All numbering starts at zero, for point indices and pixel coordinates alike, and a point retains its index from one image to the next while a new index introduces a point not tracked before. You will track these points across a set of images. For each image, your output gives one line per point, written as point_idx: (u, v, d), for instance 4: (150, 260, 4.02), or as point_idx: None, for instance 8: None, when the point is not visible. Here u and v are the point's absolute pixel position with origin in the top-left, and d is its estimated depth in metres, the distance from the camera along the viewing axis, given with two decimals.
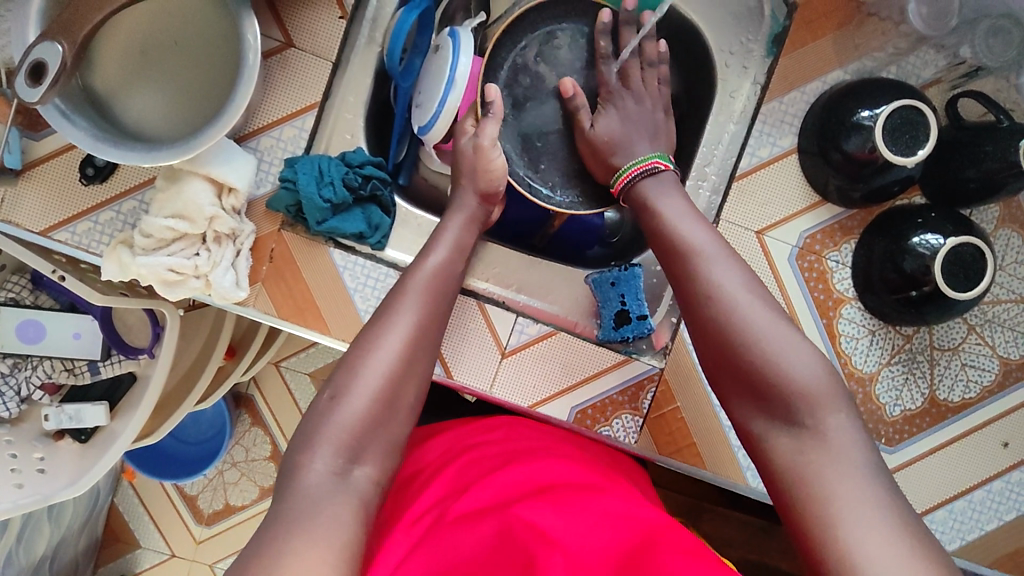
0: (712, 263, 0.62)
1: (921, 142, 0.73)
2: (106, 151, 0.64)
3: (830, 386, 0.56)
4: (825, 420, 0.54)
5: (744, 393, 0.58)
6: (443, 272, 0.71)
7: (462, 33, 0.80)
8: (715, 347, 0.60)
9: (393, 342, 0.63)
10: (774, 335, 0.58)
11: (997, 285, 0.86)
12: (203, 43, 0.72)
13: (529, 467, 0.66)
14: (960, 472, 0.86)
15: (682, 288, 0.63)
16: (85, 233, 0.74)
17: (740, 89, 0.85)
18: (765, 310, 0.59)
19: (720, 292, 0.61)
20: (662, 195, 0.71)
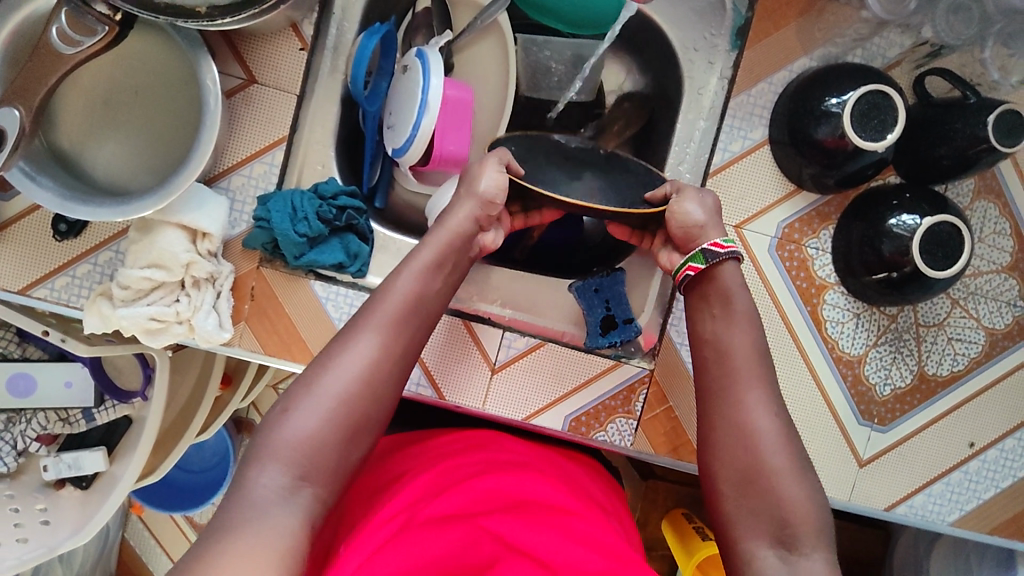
0: (756, 388, 0.64)
1: (889, 127, 0.74)
2: (74, 210, 0.63)
3: (823, 529, 0.58)
4: (812, 553, 0.56)
5: (748, 508, 0.59)
6: (418, 296, 0.67)
7: (430, 53, 0.79)
8: (739, 464, 0.61)
9: (358, 357, 0.61)
10: (792, 473, 0.60)
11: (978, 257, 0.86)
12: (164, 88, 0.71)
13: (507, 477, 0.66)
14: (954, 444, 0.88)
15: (721, 403, 0.65)
16: (64, 287, 0.74)
17: (707, 84, 0.84)
18: (790, 448, 0.61)
19: (760, 416, 0.62)
20: (733, 296, 0.70)
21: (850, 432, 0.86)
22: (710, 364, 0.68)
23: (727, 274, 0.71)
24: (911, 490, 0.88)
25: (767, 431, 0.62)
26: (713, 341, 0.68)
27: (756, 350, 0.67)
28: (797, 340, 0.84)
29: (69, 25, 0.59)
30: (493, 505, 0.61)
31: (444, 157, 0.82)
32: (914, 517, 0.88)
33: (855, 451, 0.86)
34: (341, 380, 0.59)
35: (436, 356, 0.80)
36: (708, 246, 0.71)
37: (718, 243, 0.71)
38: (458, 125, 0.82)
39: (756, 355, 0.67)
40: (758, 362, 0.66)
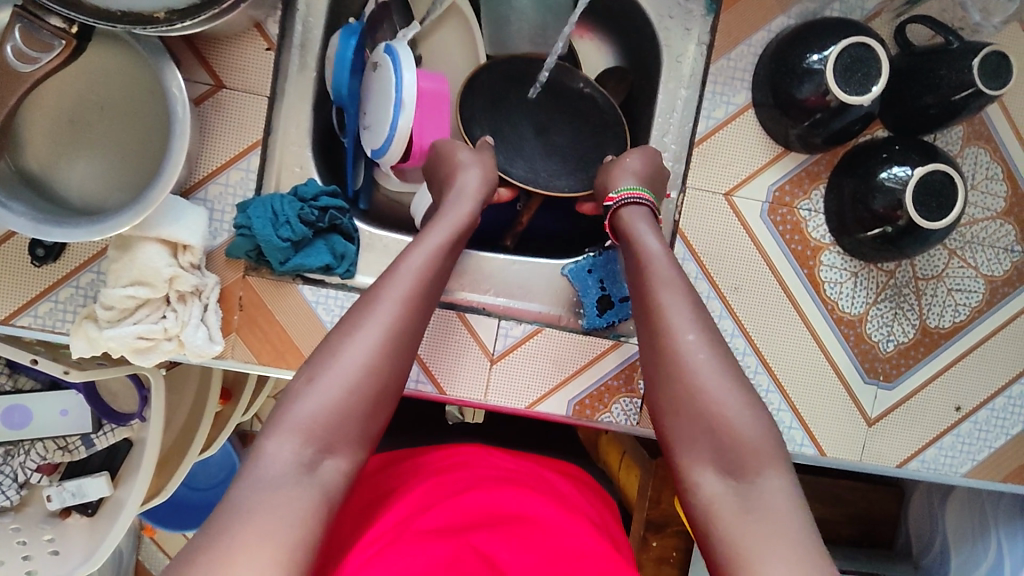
0: (679, 306, 0.61)
1: (874, 79, 0.72)
2: (50, 233, 0.62)
3: (769, 446, 0.55)
4: (760, 477, 0.53)
5: (691, 437, 0.56)
6: (429, 276, 0.63)
7: (400, 49, 0.77)
8: (676, 392, 0.58)
9: (375, 330, 0.58)
10: (730, 393, 0.57)
11: (971, 205, 0.85)
12: (128, 100, 0.69)
13: (492, 493, 0.64)
14: (961, 395, 0.88)
15: (650, 332, 0.61)
16: (47, 313, 0.73)
17: (685, 51, 0.82)
18: (722, 367, 0.58)
19: (678, 340, 0.59)
20: (639, 228, 0.68)
21: (857, 392, 0.85)
22: (634, 294, 0.65)
23: (635, 211, 0.70)
24: (922, 444, 0.87)
25: (697, 354, 0.58)
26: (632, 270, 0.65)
27: (673, 270, 0.63)
28: (796, 304, 0.83)
29: (25, 42, 0.57)
30: (477, 520, 0.60)
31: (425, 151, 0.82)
32: (926, 471, 0.88)
33: (863, 411, 0.86)
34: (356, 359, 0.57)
35: (433, 351, 0.79)
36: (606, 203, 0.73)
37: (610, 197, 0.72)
38: (436, 117, 0.81)
39: (671, 275, 0.63)
40: (676, 282, 0.62)
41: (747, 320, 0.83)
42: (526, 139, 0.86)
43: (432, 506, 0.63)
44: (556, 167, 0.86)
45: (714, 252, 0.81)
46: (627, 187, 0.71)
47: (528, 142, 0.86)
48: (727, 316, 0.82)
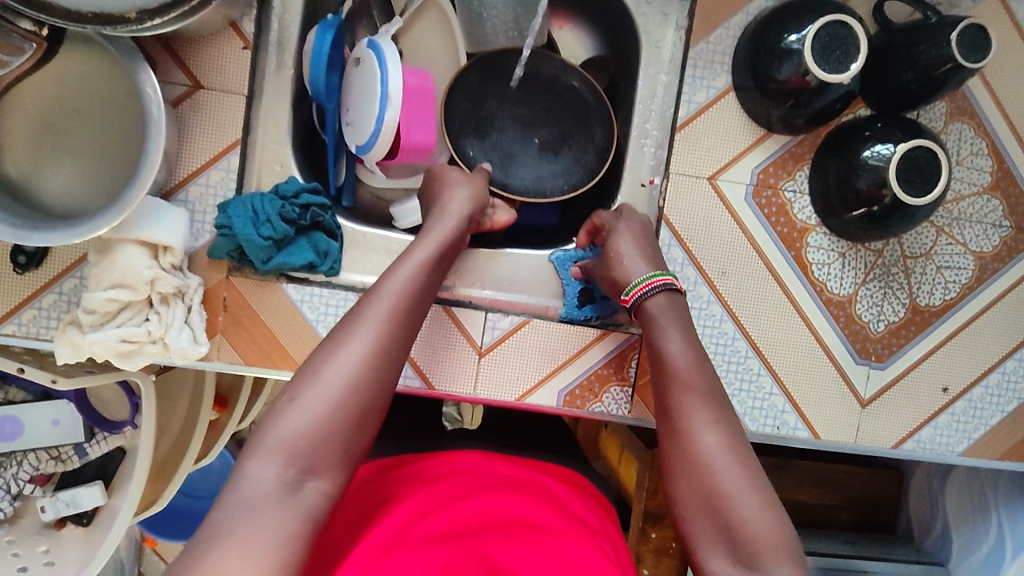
0: (699, 408, 0.59)
1: (852, 56, 0.71)
2: (29, 236, 0.61)
3: (788, 546, 0.51)
4: (776, 571, 0.50)
5: (707, 533, 0.54)
6: (410, 297, 0.62)
7: (383, 43, 0.76)
8: (696, 491, 0.55)
9: (358, 349, 0.57)
10: (752, 496, 0.54)
11: (957, 181, 0.85)
12: (104, 104, 0.69)
13: (491, 500, 0.64)
14: (955, 373, 0.87)
15: (672, 433, 0.59)
16: (32, 320, 0.72)
17: (665, 37, 0.82)
18: (742, 466, 0.56)
19: (700, 439, 0.57)
20: (664, 325, 0.66)
21: (849, 373, 0.85)
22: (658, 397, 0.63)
23: (658, 302, 0.68)
24: (916, 424, 0.87)
25: (716, 456, 0.56)
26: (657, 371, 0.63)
27: (700, 372, 0.62)
28: (785, 287, 0.83)
29: None
30: (475, 526, 0.60)
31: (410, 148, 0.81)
32: (923, 451, 0.87)
33: (856, 392, 0.85)
34: (339, 379, 0.56)
35: (420, 345, 0.78)
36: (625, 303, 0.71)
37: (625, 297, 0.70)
38: (423, 114, 0.79)
39: (697, 376, 0.61)
40: (700, 383, 0.61)
41: (736, 304, 0.82)
42: (512, 138, 0.86)
43: (429, 512, 0.62)
44: (545, 167, 0.87)
45: (701, 237, 0.81)
46: (641, 282, 0.69)
47: (514, 141, 0.86)
48: (715, 301, 0.82)
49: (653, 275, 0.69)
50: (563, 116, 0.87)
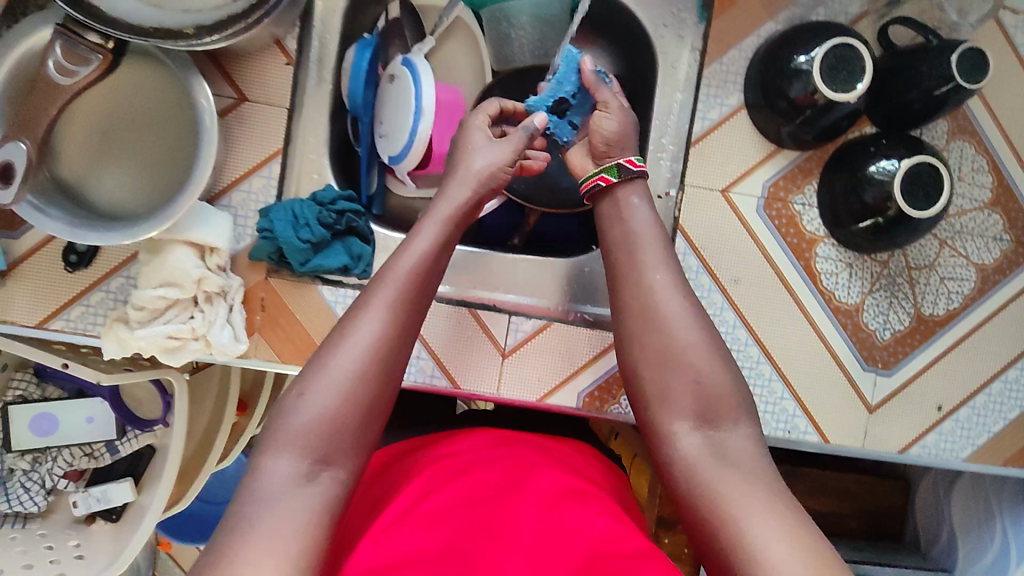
0: (659, 266, 0.70)
1: (858, 77, 0.76)
2: (84, 236, 0.65)
3: (739, 398, 0.65)
4: (731, 427, 0.63)
5: (675, 395, 0.65)
6: (422, 270, 0.66)
7: (417, 60, 0.81)
8: (659, 347, 0.67)
9: (367, 333, 0.61)
10: (704, 348, 0.66)
11: (959, 196, 0.89)
12: (157, 112, 0.73)
13: (489, 475, 0.69)
14: (959, 381, 0.90)
15: (635, 292, 0.69)
16: (80, 317, 0.76)
17: (680, 57, 0.86)
18: (697, 323, 0.68)
19: (651, 281, 0.69)
20: (629, 196, 0.75)
21: (856, 380, 0.88)
22: (613, 253, 0.73)
23: (635, 184, 0.76)
24: (922, 430, 0.90)
25: (672, 308, 0.68)
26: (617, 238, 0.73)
27: (656, 233, 0.72)
28: (794, 295, 0.87)
29: (64, 57, 0.60)
30: (475, 499, 0.65)
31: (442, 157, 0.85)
32: (928, 456, 0.90)
33: (863, 397, 0.89)
34: (349, 362, 0.60)
35: (447, 345, 0.82)
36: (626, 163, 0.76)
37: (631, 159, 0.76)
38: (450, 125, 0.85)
39: (654, 238, 0.72)
40: (656, 242, 0.71)
41: (748, 311, 0.86)
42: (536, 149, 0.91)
43: (433, 491, 0.67)
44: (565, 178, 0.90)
45: (715, 247, 0.85)
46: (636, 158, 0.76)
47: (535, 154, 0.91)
48: (728, 307, 0.86)
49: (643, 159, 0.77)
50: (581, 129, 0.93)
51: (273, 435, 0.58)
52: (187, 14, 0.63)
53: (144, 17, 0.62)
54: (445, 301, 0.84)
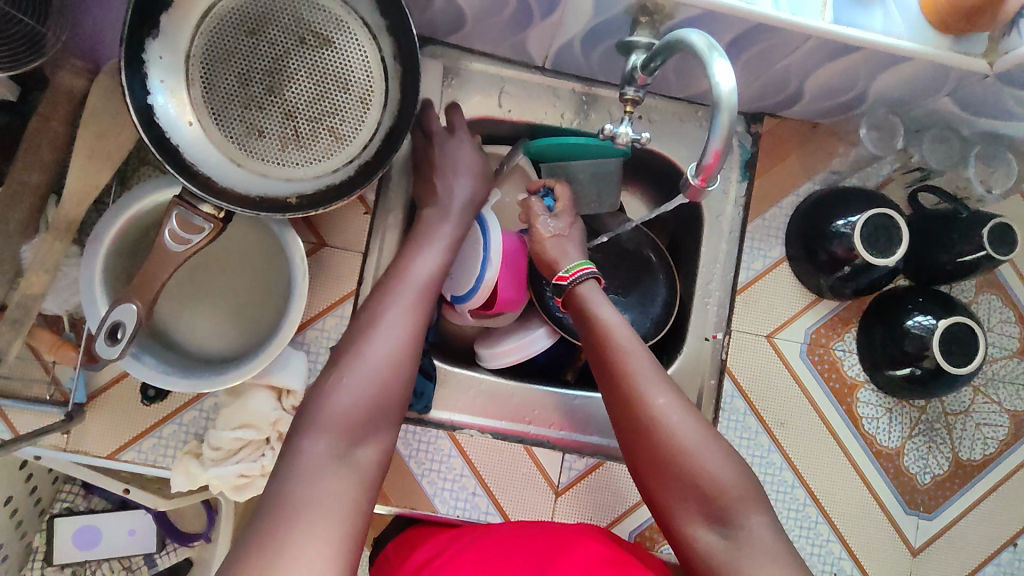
0: (649, 373, 0.68)
1: (896, 244, 0.81)
2: (176, 383, 0.69)
3: (750, 490, 0.63)
4: (747, 519, 0.61)
5: (682, 496, 0.64)
6: (421, 302, 0.70)
7: (485, 212, 0.86)
8: (654, 453, 0.65)
9: (373, 360, 0.64)
10: (705, 444, 0.64)
11: (991, 345, 0.93)
12: (244, 252, 0.78)
13: (513, 547, 0.69)
14: (999, 525, 0.92)
15: (620, 405, 0.68)
16: (151, 448, 0.78)
17: (724, 210, 0.90)
18: (692, 421, 0.66)
19: (649, 401, 0.66)
20: (597, 302, 0.75)
21: (899, 523, 0.90)
22: (599, 367, 0.71)
23: (589, 286, 0.77)
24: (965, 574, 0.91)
25: (669, 414, 0.65)
26: (594, 347, 0.72)
27: (630, 338, 0.71)
28: (838, 439, 0.90)
29: (179, 225, 0.66)
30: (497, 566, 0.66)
31: (504, 302, 0.88)
32: None
33: (906, 540, 0.90)
34: (376, 359, 0.64)
35: (501, 481, 0.84)
36: (558, 282, 0.79)
37: (563, 274, 0.78)
38: (513, 274, 0.89)
39: (630, 343, 0.70)
40: (635, 349, 0.70)
41: (794, 453, 0.89)
42: None
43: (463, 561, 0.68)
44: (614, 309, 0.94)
45: (761, 390, 0.89)
46: (576, 266, 0.78)
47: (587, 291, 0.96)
48: (775, 449, 0.88)
49: (579, 265, 0.78)
50: (627, 261, 0.97)
51: (306, 461, 0.58)
52: (290, 183, 0.71)
53: (251, 187, 0.70)
54: (504, 437, 0.85)
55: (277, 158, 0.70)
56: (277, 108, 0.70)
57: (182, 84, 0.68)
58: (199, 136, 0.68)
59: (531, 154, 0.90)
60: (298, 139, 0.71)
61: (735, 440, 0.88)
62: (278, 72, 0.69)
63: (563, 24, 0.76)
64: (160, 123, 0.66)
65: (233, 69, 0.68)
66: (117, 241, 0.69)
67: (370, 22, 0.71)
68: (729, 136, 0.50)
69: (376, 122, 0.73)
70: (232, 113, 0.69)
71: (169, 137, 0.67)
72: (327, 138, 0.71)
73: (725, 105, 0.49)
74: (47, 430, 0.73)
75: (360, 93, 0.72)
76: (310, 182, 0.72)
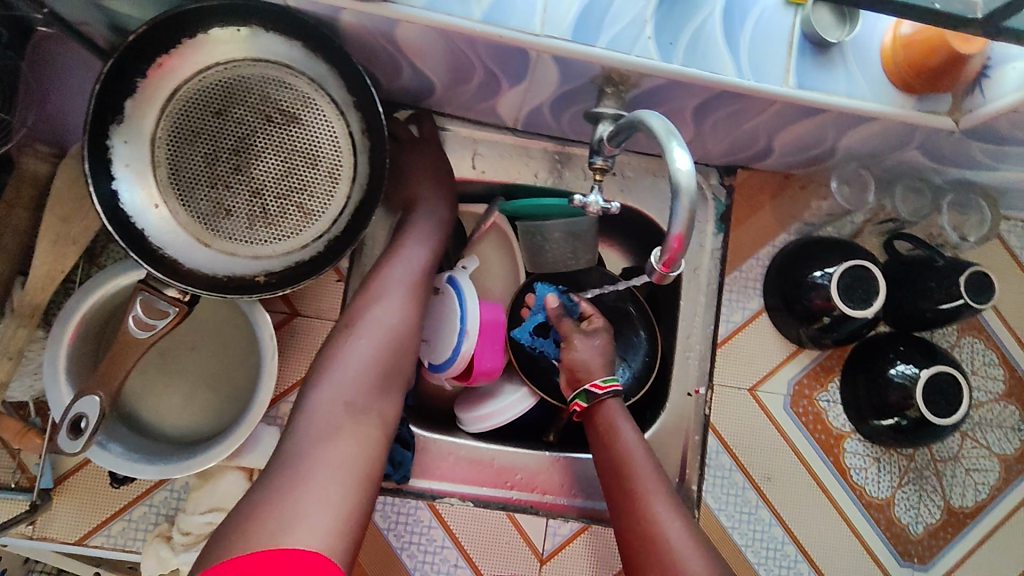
0: (667, 499, 0.70)
1: (874, 294, 0.80)
2: (142, 470, 0.67)
3: None
4: None
5: None
6: (388, 325, 0.72)
7: (461, 279, 0.86)
8: (659, 572, 0.65)
9: (339, 382, 0.67)
10: (711, 571, 0.64)
11: (976, 389, 0.92)
12: (217, 330, 0.77)
13: None
14: (995, 573, 0.90)
15: (633, 521, 0.69)
16: (121, 532, 0.76)
17: (701, 263, 0.90)
18: (703, 546, 0.66)
19: (665, 522, 0.68)
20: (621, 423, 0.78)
21: None
22: (616, 485, 0.74)
23: (614, 404, 0.80)
24: None
25: (681, 536, 0.66)
26: (614, 465, 0.75)
27: (651, 465, 0.74)
28: (827, 492, 0.88)
29: (144, 311, 0.66)
30: None
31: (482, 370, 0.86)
32: None
33: None
34: (343, 383, 0.67)
35: (484, 550, 0.82)
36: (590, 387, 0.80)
37: (597, 382, 0.80)
38: (493, 343, 0.87)
39: (651, 467, 0.73)
40: (655, 473, 0.73)
41: (783, 508, 0.87)
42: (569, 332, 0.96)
43: None
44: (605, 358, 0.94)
45: (746, 444, 0.88)
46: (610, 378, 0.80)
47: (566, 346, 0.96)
48: (763, 505, 0.87)
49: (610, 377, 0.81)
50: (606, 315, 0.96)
51: None
52: (258, 260, 0.71)
53: (219, 266, 0.69)
54: (486, 505, 0.83)
55: (245, 236, 0.70)
56: (244, 186, 0.69)
57: (148, 168, 0.67)
58: (166, 218, 0.68)
59: (508, 213, 0.91)
60: (266, 216, 0.70)
61: (722, 497, 0.86)
62: (244, 151, 0.69)
63: (532, 91, 0.76)
64: (125, 209, 0.66)
65: (198, 150, 0.68)
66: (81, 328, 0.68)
67: (337, 98, 0.71)
68: (692, 218, 0.49)
69: (345, 196, 0.73)
70: (198, 194, 0.68)
71: (134, 221, 0.67)
72: (295, 214, 0.71)
73: (685, 188, 0.49)
74: (11, 521, 0.71)
75: (328, 168, 0.72)
76: (279, 259, 0.71)
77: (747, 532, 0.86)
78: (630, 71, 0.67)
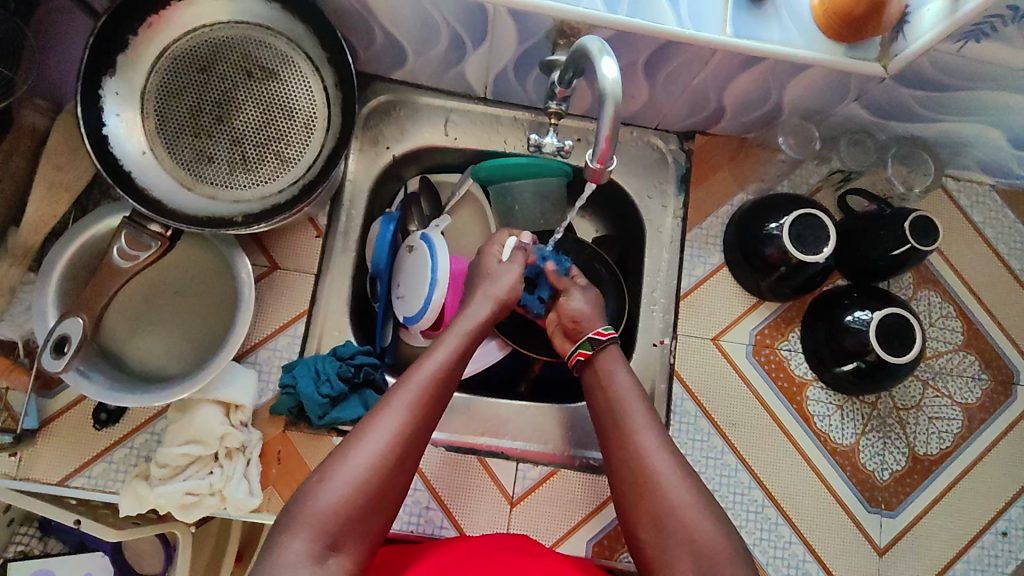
0: (659, 434, 0.71)
1: (824, 241, 0.84)
2: (121, 398, 0.70)
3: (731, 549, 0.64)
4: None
5: (671, 550, 0.64)
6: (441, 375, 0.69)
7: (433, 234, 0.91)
8: (652, 507, 0.67)
9: (382, 433, 0.63)
10: (698, 503, 0.66)
11: (933, 339, 0.95)
12: (199, 278, 0.81)
13: None
14: (965, 520, 0.91)
15: (627, 459, 0.70)
16: (101, 473, 0.78)
17: (664, 223, 0.96)
18: (690, 480, 0.68)
19: (655, 459, 0.69)
20: (617, 368, 0.78)
21: (863, 522, 0.89)
22: (610, 427, 0.74)
23: (613, 350, 0.80)
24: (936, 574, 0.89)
25: (671, 472, 0.68)
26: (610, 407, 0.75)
27: (648, 411, 0.73)
28: (791, 438, 0.90)
29: (128, 244, 0.70)
30: None
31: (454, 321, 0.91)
32: None
33: (871, 539, 0.89)
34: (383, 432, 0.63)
35: (455, 494, 0.84)
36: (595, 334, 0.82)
37: (600, 330, 0.82)
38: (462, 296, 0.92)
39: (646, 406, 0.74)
40: (654, 419, 0.73)
41: (749, 454, 0.89)
42: None
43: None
44: None
45: (711, 392, 0.90)
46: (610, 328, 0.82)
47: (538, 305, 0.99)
48: (728, 451, 0.89)
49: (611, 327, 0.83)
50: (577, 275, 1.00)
51: None
52: (237, 203, 0.75)
53: (198, 208, 0.74)
54: (457, 450, 0.87)
55: (225, 181, 0.75)
56: (226, 135, 0.75)
57: (136, 115, 0.73)
58: (151, 163, 0.73)
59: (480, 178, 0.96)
60: (245, 164, 0.75)
61: (689, 443, 0.88)
62: (226, 103, 0.75)
63: (494, 54, 0.83)
64: (114, 151, 0.72)
65: (184, 103, 0.74)
66: (70, 264, 0.73)
67: (313, 55, 0.77)
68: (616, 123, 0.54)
69: (319, 145, 0.78)
70: (183, 142, 0.74)
71: (121, 163, 0.72)
72: (273, 162, 0.76)
73: (611, 93, 0.54)
74: None
75: (304, 120, 0.77)
76: (256, 203, 0.76)
77: (714, 477, 0.88)
78: (579, 24, 0.72)
